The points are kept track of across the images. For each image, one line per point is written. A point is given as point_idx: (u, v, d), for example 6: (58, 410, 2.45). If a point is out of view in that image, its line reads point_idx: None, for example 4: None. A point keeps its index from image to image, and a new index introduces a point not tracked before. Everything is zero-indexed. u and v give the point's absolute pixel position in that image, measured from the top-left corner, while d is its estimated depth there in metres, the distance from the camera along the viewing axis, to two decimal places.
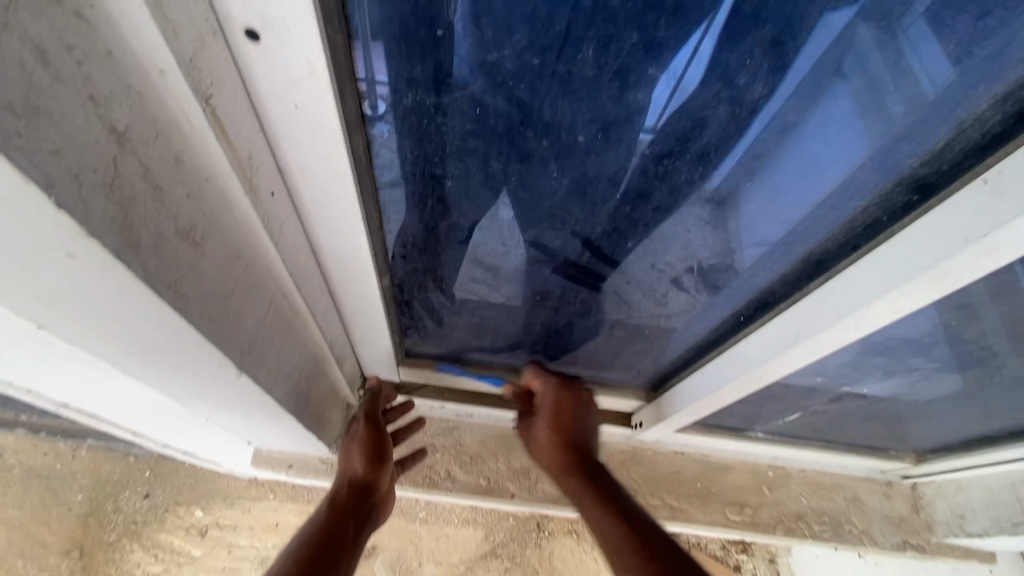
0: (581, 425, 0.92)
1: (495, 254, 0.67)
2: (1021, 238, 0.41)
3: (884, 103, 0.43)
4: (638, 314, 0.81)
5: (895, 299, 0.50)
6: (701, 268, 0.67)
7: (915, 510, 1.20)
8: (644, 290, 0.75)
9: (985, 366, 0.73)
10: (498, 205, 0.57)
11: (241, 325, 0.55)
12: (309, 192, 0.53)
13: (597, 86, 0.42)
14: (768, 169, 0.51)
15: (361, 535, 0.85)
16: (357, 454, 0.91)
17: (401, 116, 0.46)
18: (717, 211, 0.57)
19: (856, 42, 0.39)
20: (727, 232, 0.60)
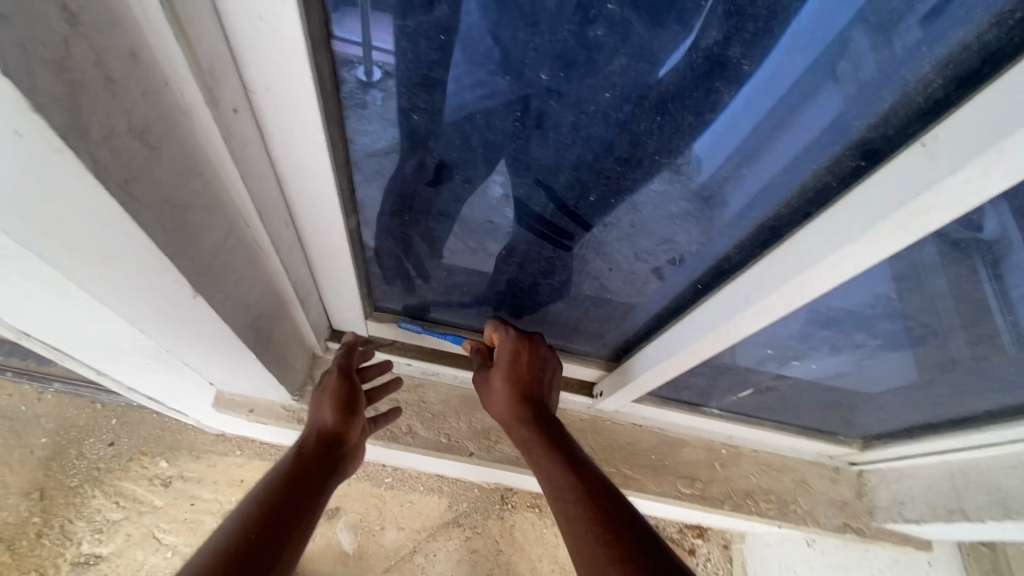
0: (540, 378, 0.89)
1: (476, 211, 0.70)
2: (949, 199, 0.43)
3: (832, 64, 0.45)
4: (612, 288, 0.85)
5: (837, 261, 0.52)
6: (682, 259, 0.73)
7: (858, 495, 1.24)
8: (613, 259, 0.77)
9: (928, 345, 0.76)
10: (493, 179, 0.63)
11: (198, 243, 0.55)
12: (274, 116, 0.53)
13: (559, 20, 0.43)
14: (752, 164, 0.55)
15: (328, 485, 0.84)
16: (328, 405, 0.90)
17: (368, 41, 0.46)
18: (702, 201, 0.62)
19: (854, 35, 0.42)
20: (710, 225, 0.64)
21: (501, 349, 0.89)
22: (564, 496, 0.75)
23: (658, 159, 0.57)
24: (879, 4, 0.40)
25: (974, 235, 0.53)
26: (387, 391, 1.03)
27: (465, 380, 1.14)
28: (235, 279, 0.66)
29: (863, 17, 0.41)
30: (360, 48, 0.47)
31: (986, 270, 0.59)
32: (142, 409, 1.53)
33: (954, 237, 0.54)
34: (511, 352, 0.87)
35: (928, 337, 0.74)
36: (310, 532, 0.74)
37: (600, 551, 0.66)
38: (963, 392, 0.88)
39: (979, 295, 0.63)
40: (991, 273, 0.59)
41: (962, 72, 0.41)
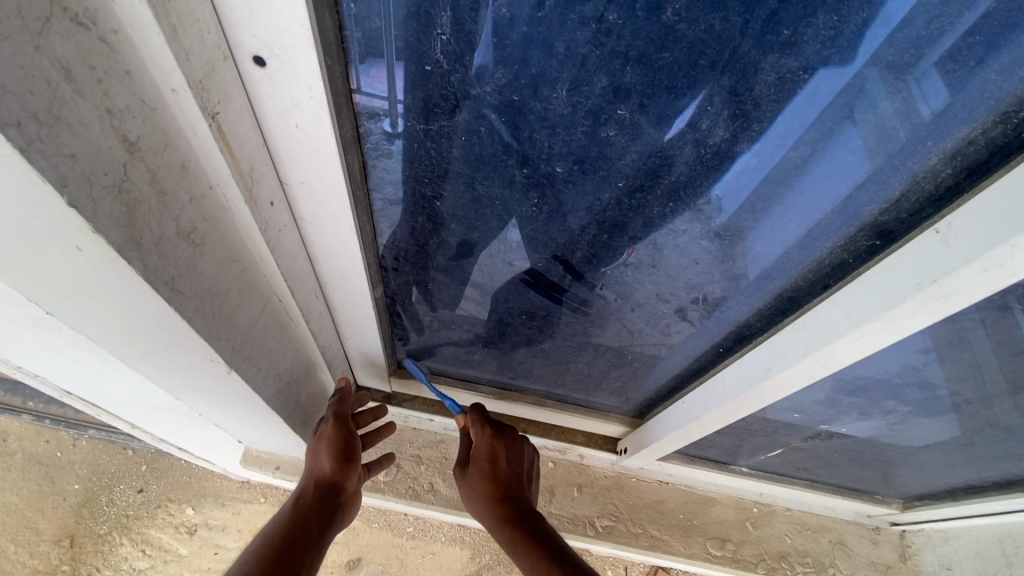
0: (515, 474, 0.92)
1: (491, 271, 0.70)
2: (967, 286, 0.43)
3: (857, 115, 0.42)
4: (637, 343, 0.83)
5: (856, 338, 0.52)
6: (706, 301, 0.68)
7: (902, 559, 1.17)
8: (632, 322, 0.78)
9: (964, 410, 0.73)
10: (507, 228, 0.61)
11: (234, 323, 0.58)
12: (307, 205, 0.57)
13: (572, 122, 0.45)
14: (775, 210, 0.52)
15: (324, 538, 0.83)
16: (325, 453, 0.87)
17: (374, 93, 0.45)
18: (723, 241, 0.57)
19: (869, 79, 0.40)
20: (734, 266, 0.60)
21: (478, 450, 0.91)
22: None
23: (672, 237, 0.58)
24: (904, 59, 0.38)
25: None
26: (382, 436, 1.01)
27: None
28: (266, 351, 0.68)
29: (885, 57, 0.38)
30: (365, 98, 0.46)
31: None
32: (172, 456, 1.56)
33: (999, 301, 0.51)
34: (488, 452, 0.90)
35: (963, 403, 0.71)
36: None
37: None
38: (1005, 453, 0.85)
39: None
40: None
41: (971, 163, 0.42)
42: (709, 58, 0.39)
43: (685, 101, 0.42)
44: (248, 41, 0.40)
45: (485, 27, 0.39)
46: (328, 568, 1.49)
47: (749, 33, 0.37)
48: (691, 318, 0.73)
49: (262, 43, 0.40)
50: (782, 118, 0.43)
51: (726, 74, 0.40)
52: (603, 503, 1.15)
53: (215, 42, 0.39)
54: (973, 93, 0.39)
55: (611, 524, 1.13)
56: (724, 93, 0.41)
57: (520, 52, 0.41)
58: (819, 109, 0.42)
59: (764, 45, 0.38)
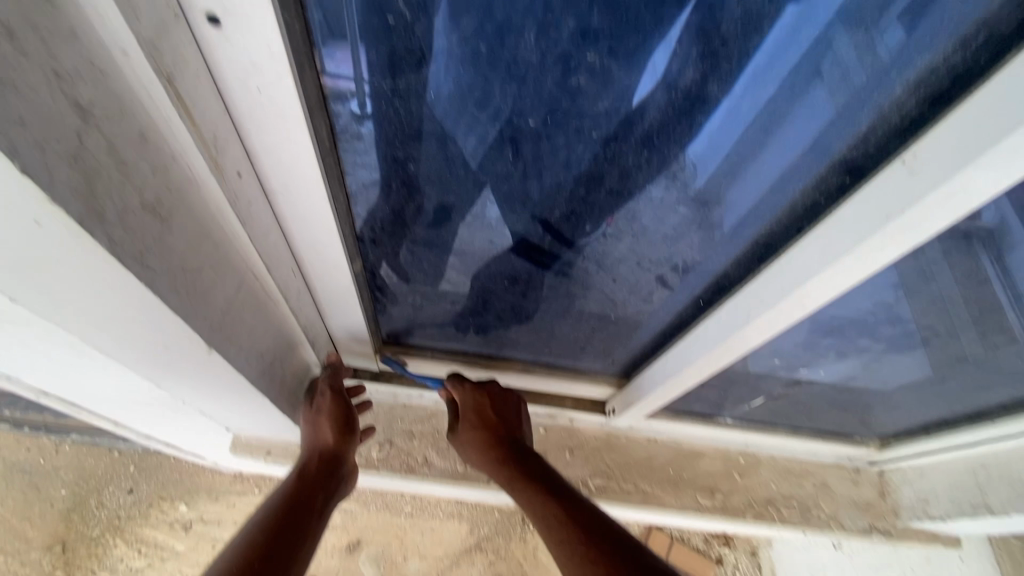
0: (505, 420, 0.96)
1: (477, 241, 0.71)
2: (936, 214, 0.43)
3: (824, 71, 0.44)
4: (618, 304, 0.84)
5: (830, 276, 0.53)
6: (684, 267, 0.71)
7: (882, 496, 1.22)
8: (614, 287, 0.80)
9: (932, 344, 0.76)
10: (485, 202, 0.62)
11: (210, 301, 0.57)
12: (277, 174, 0.55)
13: (541, 71, 0.45)
14: (748, 170, 0.54)
15: (326, 507, 0.85)
16: (324, 425, 0.91)
17: (340, 74, 0.46)
18: (699, 206, 0.60)
19: (837, 38, 0.42)
20: (711, 228, 0.63)
21: (465, 404, 0.95)
22: (540, 509, 0.82)
23: (650, 189, 0.58)
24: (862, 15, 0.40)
25: (973, 226, 0.52)
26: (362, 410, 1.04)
27: None
28: (247, 330, 0.67)
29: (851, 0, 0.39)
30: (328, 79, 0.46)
31: (989, 257, 0.57)
32: (159, 454, 1.55)
33: (965, 228, 0.52)
34: (474, 404, 0.95)
35: (933, 338, 0.74)
36: (314, 546, 0.77)
37: (577, 552, 0.72)
38: (973, 385, 0.88)
39: (1001, 287, 0.62)
40: (1001, 264, 0.58)
41: (934, 92, 0.42)
42: None
43: (653, 42, 0.42)
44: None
45: None
46: (328, 552, 1.53)
47: None
48: (671, 279, 0.75)
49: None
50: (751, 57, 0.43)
51: (692, 10, 0.40)
52: (595, 464, 1.17)
53: (164, 0, 0.38)
54: (934, 19, 0.39)
55: (603, 483, 1.16)
56: (689, 29, 0.41)
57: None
58: (794, 50, 0.43)
59: None
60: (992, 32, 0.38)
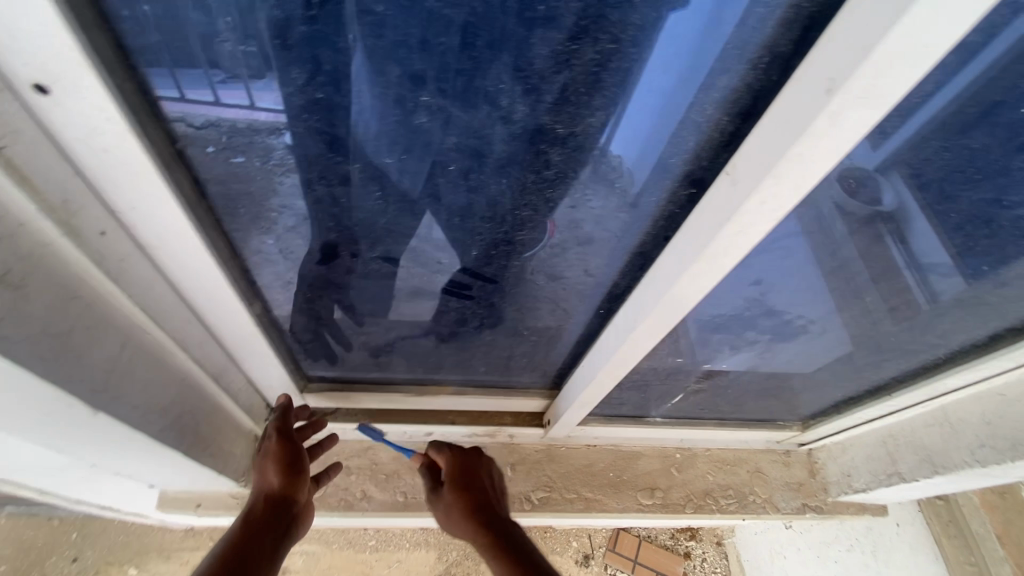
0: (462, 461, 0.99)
1: (432, 264, 0.71)
2: (758, 218, 0.47)
3: (728, 66, 0.43)
4: (529, 319, 0.86)
5: (690, 281, 0.57)
6: (618, 270, 0.70)
7: (812, 474, 1.28)
8: (538, 300, 0.81)
9: (818, 329, 0.81)
10: (427, 222, 0.62)
11: (88, 361, 0.56)
12: (147, 230, 0.55)
13: (383, 113, 0.47)
14: (677, 173, 0.54)
15: (276, 550, 0.81)
16: (272, 467, 0.88)
17: (267, 108, 0.46)
18: (635, 210, 0.59)
19: (745, 43, 0.42)
20: (642, 231, 0.62)
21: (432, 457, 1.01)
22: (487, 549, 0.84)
23: (541, 211, 0.60)
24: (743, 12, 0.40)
25: (879, 213, 0.57)
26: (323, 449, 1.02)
27: (415, 435, 1.14)
28: (141, 386, 0.66)
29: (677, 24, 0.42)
30: (255, 114, 0.47)
31: (893, 239, 0.62)
32: (102, 518, 1.59)
33: (802, 224, 0.57)
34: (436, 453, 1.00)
35: (815, 323, 0.79)
36: None
37: None
38: (865, 362, 0.95)
39: (857, 269, 0.67)
40: (905, 246, 0.63)
41: (741, 109, 0.46)
42: (485, 38, 0.41)
43: (475, 81, 0.44)
44: (21, 69, 0.39)
45: (264, 30, 0.40)
46: None
47: (510, 12, 0.40)
48: (582, 291, 0.77)
49: (36, 69, 0.39)
50: (575, 91, 0.46)
51: (504, 52, 0.42)
52: (537, 476, 1.19)
53: None
54: (719, 50, 0.43)
55: (546, 495, 1.18)
56: (506, 72, 0.44)
57: (308, 49, 0.42)
58: (713, 56, 0.43)
59: (526, 22, 0.40)
60: (773, 55, 0.42)
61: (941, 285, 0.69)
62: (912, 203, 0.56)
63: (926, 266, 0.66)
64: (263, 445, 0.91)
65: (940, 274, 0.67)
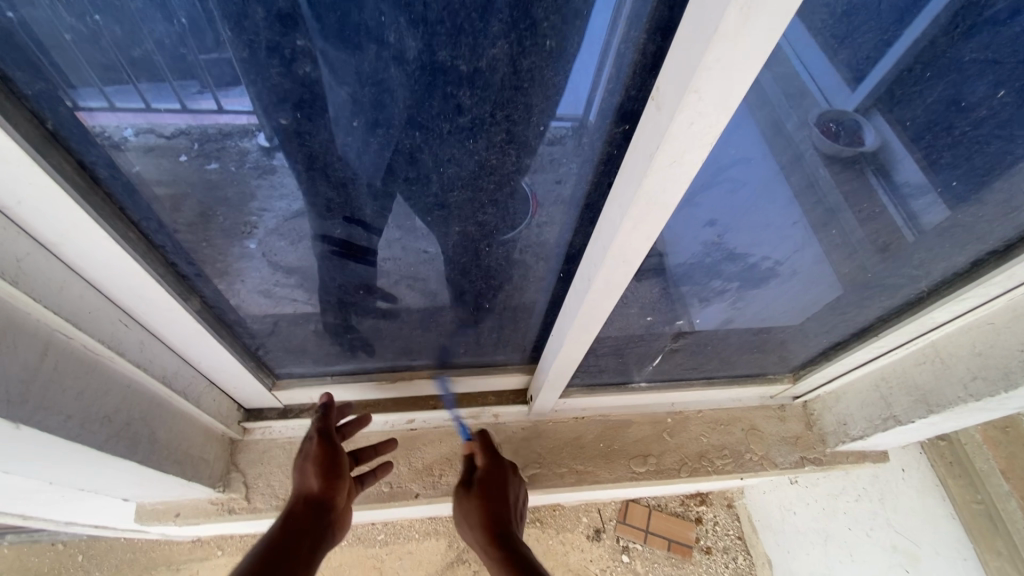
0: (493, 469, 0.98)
1: (419, 254, 0.72)
2: (690, 142, 0.43)
3: None
4: (489, 295, 0.82)
5: (634, 226, 0.53)
6: (571, 228, 0.66)
7: (808, 427, 1.25)
8: (490, 276, 0.77)
9: (791, 271, 0.77)
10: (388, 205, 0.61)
11: (0, 371, 0.53)
12: (43, 225, 0.51)
13: (261, 66, 0.45)
14: (607, 112, 0.49)
15: (317, 552, 0.75)
16: (312, 469, 0.85)
17: (238, 110, 0.49)
18: (578, 154, 0.54)
19: None
20: (585, 179, 0.58)
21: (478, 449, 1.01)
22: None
23: (472, 173, 0.56)
24: None
25: (863, 154, 0.56)
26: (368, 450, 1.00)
27: (395, 423, 1.11)
28: (73, 394, 0.63)
29: None
30: (227, 119, 0.49)
31: (878, 179, 0.59)
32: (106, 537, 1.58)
33: (744, 151, 0.53)
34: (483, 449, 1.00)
35: (785, 265, 0.76)
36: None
37: None
38: (847, 303, 0.91)
39: (819, 200, 0.63)
40: (874, 174, 0.59)
41: (660, 23, 0.41)
42: None
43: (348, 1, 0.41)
44: None
45: None
46: None
47: None
48: (538, 258, 0.72)
49: None
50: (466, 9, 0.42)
51: None
52: (526, 454, 1.16)
53: None
54: None
55: (535, 472, 1.15)
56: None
57: None
58: None
59: None
60: None
61: (918, 207, 0.64)
62: (895, 139, 0.54)
63: (895, 191, 0.61)
64: (306, 447, 0.89)
65: (907, 195, 0.62)
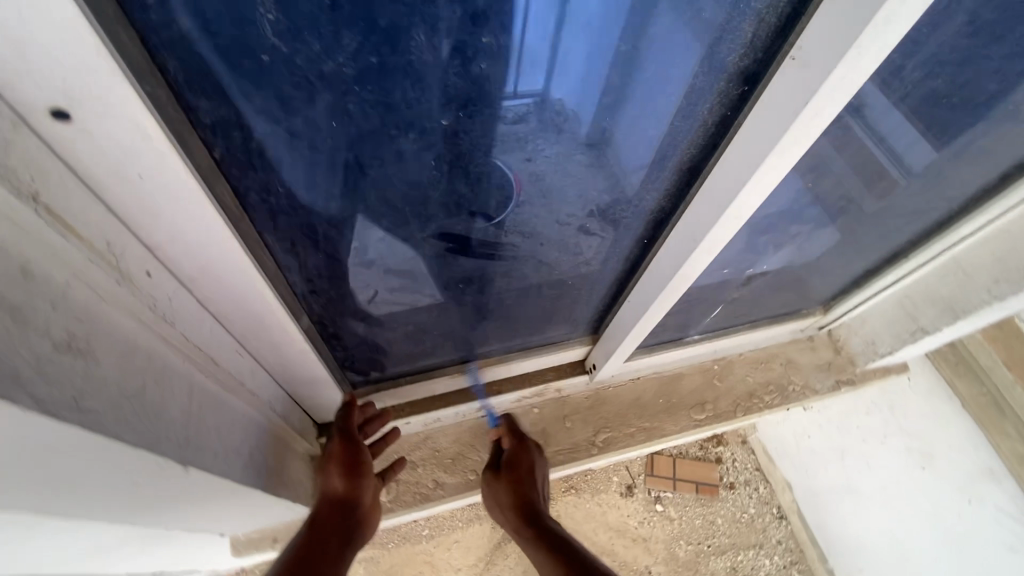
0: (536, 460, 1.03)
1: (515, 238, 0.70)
2: (839, 92, 0.46)
3: None
4: (558, 269, 0.81)
5: (760, 180, 0.56)
6: (665, 193, 0.69)
7: (837, 352, 1.35)
8: (549, 250, 0.75)
9: (847, 206, 0.84)
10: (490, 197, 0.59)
11: (166, 419, 0.51)
12: (189, 260, 0.50)
13: (442, 69, 0.42)
14: (727, 75, 0.52)
15: (344, 552, 0.82)
16: (335, 470, 0.88)
17: None
18: (687, 114, 0.56)
19: None
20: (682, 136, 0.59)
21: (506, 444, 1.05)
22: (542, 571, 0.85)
23: (573, 137, 0.55)
24: None
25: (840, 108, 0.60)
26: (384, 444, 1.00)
27: (467, 412, 1.12)
28: (213, 430, 0.62)
29: None
30: None
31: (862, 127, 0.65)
32: None
33: None
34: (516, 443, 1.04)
35: (845, 203, 0.83)
36: None
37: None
38: (885, 234, 0.98)
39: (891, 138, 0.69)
40: (943, 108, 0.65)
41: None
42: None
43: (527, 4, 0.40)
44: (36, 93, 0.33)
45: None
46: None
47: None
48: (625, 226, 0.75)
49: (59, 91, 0.33)
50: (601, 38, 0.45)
51: None
52: (595, 421, 1.22)
53: None
54: None
55: (609, 436, 1.22)
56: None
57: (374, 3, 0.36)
58: None
59: None
60: None
61: (971, 132, 0.71)
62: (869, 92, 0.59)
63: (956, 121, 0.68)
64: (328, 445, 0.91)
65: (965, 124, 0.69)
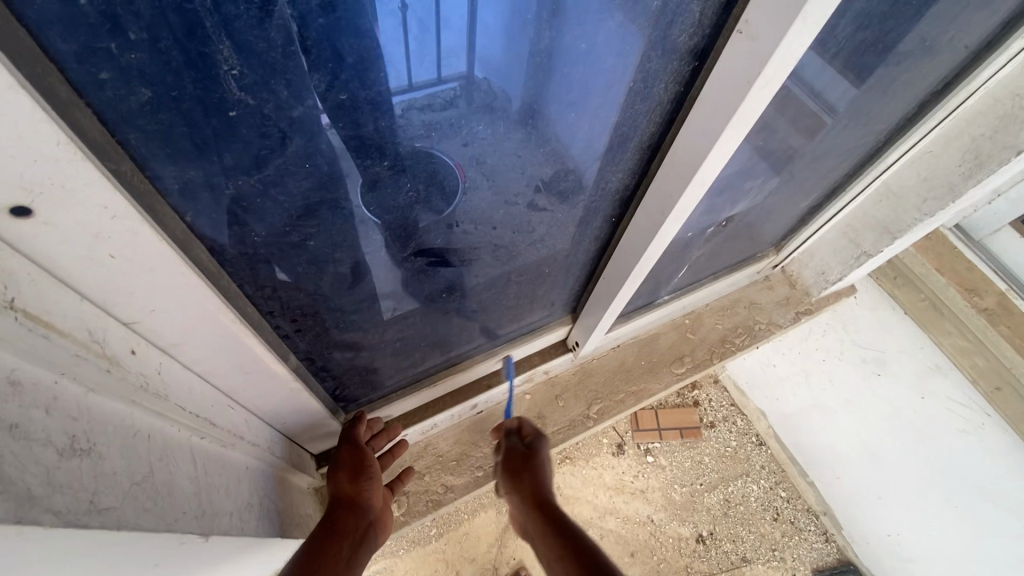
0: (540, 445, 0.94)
1: (488, 237, 0.70)
2: (784, 61, 0.48)
3: None
4: (521, 258, 0.80)
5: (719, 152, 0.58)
6: (629, 172, 0.71)
7: (793, 286, 1.44)
8: (504, 241, 0.73)
9: (788, 154, 0.89)
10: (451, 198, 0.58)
11: (179, 494, 0.49)
12: (173, 333, 0.47)
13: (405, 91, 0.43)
14: (678, 55, 0.54)
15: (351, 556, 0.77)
16: (343, 474, 0.85)
17: None
18: (642, 91, 0.57)
19: None
20: (636, 111, 0.60)
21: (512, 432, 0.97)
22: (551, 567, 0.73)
23: (519, 122, 0.53)
24: None
25: None
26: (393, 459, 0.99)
27: (461, 413, 1.12)
28: (224, 492, 0.60)
29: None
30: None
31: None
32: None
33: None
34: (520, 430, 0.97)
35: (786, 150, 0.87)
36: None
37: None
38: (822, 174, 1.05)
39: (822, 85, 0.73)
40: (862, 51, 0.70)
41: None
42: None
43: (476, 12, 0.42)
44: None
45: (277, 37, 0.34)
46: None
47: None
48: (592, 209, 0.76)
49: (19, 190, 0.30)
50: (549, 34, 0.46)
51: None
52: (586, 395, 1.26)
53: None
54: None
55: (601, 407, 1.26)
56: (498, 4, 0.42)
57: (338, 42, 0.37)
58: None
59: None
60: None
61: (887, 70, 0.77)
62: None
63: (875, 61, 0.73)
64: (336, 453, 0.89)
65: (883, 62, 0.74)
